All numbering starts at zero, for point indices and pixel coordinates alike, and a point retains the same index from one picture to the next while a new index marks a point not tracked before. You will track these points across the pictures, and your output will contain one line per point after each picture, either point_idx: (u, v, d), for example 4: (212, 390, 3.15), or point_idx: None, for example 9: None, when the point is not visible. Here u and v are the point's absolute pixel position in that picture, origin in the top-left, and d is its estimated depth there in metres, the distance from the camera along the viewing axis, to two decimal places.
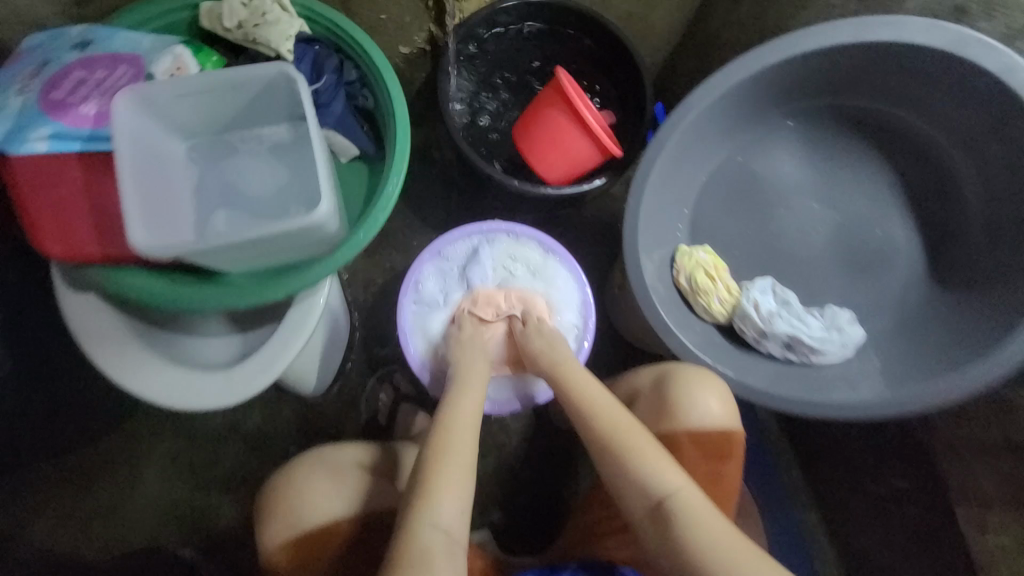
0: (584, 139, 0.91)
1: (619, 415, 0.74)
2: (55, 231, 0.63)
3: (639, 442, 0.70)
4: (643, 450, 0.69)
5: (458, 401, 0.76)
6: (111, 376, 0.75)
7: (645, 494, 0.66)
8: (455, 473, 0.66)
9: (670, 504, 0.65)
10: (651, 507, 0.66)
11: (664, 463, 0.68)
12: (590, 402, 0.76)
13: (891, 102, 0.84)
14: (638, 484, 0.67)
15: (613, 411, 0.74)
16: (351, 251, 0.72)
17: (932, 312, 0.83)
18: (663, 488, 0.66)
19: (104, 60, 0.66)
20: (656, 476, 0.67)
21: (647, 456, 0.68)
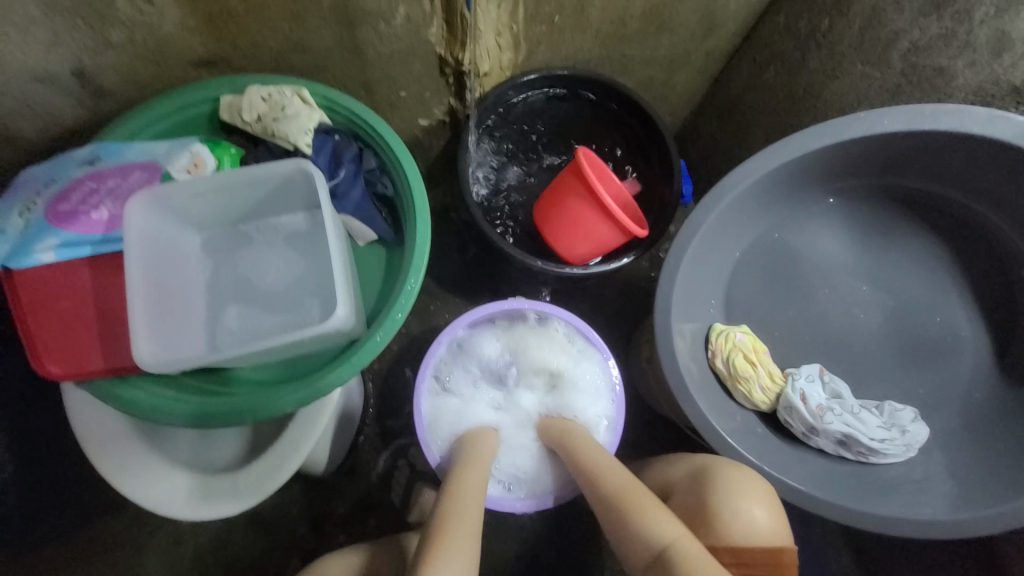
0: (609, 228, 0.87)
1: (625, 474, 0.71)
2: (56, 348, 0.59)
3: (639, 495, 0.68)
4: (642, 501, 0.67)
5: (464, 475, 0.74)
6: (112, 482, 0.70)
7: (648, 543, 0.63)
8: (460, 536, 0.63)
9: (674, 552, 0.61)
10: (655, 555, 0.62)
11: (663, 514, 0.65)
12: (595, 463, 0.74)
13: (944, 184, 0.78)
14: (641, 537, 0.64)
15: (618, 470, 0.72)
16: (368, 354, 0.65)
17: (1000, 406, 0.75)
18: (665, 536, 0.62)
19: (116, 168, 0.64)
20: (656, 525, 0.63)
21: (646, 504, 0.66)
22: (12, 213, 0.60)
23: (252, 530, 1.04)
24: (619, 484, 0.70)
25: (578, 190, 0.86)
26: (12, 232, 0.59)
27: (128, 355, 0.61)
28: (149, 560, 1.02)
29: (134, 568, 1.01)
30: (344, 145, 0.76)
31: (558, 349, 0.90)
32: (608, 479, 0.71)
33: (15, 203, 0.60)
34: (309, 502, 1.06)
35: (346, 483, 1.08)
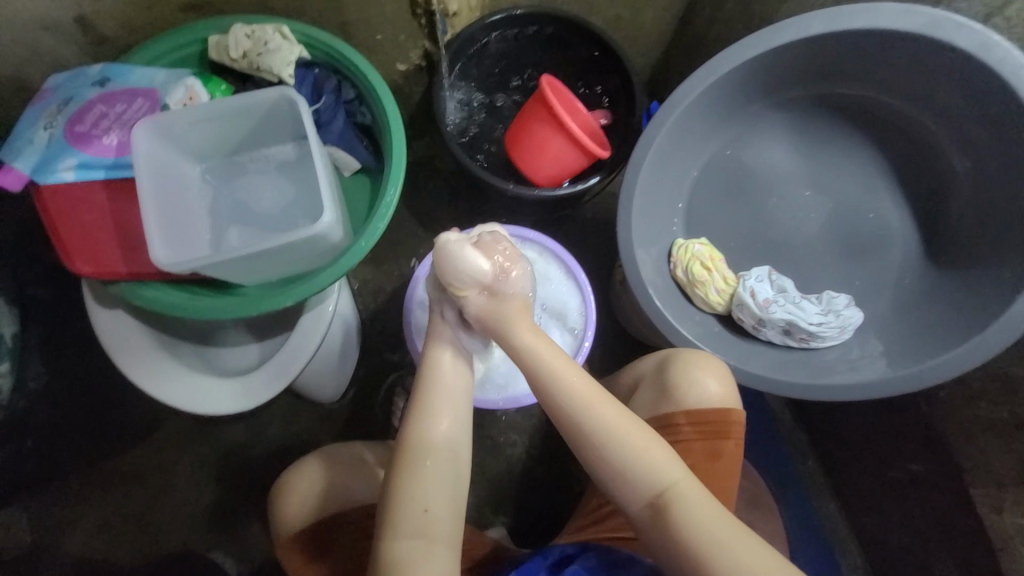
0: (570, 144, 0.94)
1: (606, 406, 0.64)
2: (83, 250, 0.69)
3: (636, 440, 0.63)
4: (644, 446, 0.62)
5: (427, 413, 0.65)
6: (140, 386, 0.80)
7: (643, 491, 0.62)
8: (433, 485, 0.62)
9: (670, 499, 0.61)
10: (647, 501, 0.62)
11: (663, 457, 0.63)
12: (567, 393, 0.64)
13: (875, 88, 0.86)
14: (634, 480, 0.62)
15: (602, 404, 0.64)
16: (353, 257, 0.74)
17: (929, 290, 0.83)
18: (663, 483, 0.61)
19: (122, 94, 0.72)
20: (652, 470, 0.62)
21: (648, 451, 0.62)
22: (38, 128, 0.69)
23: (269, 455, 1.15)
24: (619, 435, 0.63)
25: (547, 117, 0.93)
26: (38, 144, 0.68)
27: (145, 260, 0.70)
28: (180, 480, 1.13)
29: (167, 487, 1.13)
30: (325, 78, 0.84)
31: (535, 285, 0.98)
32: (601, 423, 0.63)
33: (38, 120, 0.69)
34: (319, 429, 1.17)
35: (350, 410, 1.18)
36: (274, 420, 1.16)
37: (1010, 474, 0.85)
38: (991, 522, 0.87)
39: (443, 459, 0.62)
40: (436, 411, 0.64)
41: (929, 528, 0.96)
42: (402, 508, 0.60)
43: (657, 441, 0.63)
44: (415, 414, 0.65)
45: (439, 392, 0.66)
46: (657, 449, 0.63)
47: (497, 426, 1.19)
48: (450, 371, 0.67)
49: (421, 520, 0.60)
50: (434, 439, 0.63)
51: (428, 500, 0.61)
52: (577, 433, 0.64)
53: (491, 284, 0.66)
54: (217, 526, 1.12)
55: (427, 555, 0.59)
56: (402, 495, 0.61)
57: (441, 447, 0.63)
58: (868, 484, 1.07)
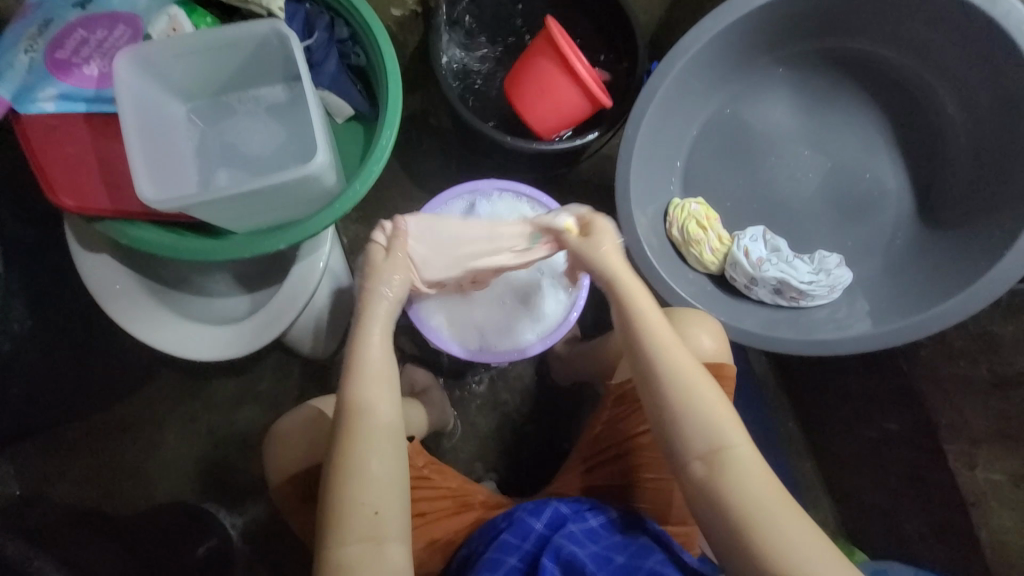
0: (576, 91, 0.92)
1: (684, 356, 0.64)
2: (68, 184, 0.66)
3: (706, 392, 0.62)
4: (712, 401, 0.61)
5: (361, 395, 0.61)
6: (130, 332, 0.79)
7: (700, 440, 0.60)
8: (375, 471, 0.58)
9: (726, 455, 0.59)
10: (704, 453, 0.60)
11: (727, 415, 0.61)
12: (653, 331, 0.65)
13: (881, 44, 0.85)
14: (698, 428, 0.60)
15: (681, 351, 0.64)
16: (348, 201, 0.73)
17: (920, 252, 0.84)
18: (722, 438, 0.60)
19: (103, 19, 0.69)
20: (715, 426, 0.60)
21: (714, 406, 0.61)
22: (18, 51, 0.65)
23: (262, 408, 1.15)
24: (695, 383, 0.62)
25: (554, 61, 0.91)
26: (19, 69, 0.65)
27: (132, 198, 0.67)
28: (174, 434, 1.14)
29: (161, 440, 1.14)
30: (316, 14, 0.80)
31: None
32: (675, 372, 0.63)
33: (17, 44, 0.66)
34: (311, 384, 1.17)
35: (343, 367, 1.18)
36: (267, 374, 1.16)
37: (985, 432, 0.90)
38: (963, 477, 0.91)
39: (384, 450, 0.59)
40: (370, 394, 0.61)
41: (903, 484, 1.00)
42: (347, 508, 0.56)
43: (723, 399, 0.62)
44: (346, 408, 0.60)
45: (372, 368, 0.63)
46: (724, 406, 0.62)
47: (490, 386, 1.21)
48: (380, 345, 0.65)
49: (370, 521, 0.56)
50: (375, 426, 0.60)
51: (373, 500, 0.56)
52: (654, 369, 0.63)
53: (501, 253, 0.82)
54: (212, 476, 1.13)
55: (377, 556, 0.55)
56: (345, 497, 0.56)
57: (379, 436, 0.59)
58: (846, 444, 1.11)
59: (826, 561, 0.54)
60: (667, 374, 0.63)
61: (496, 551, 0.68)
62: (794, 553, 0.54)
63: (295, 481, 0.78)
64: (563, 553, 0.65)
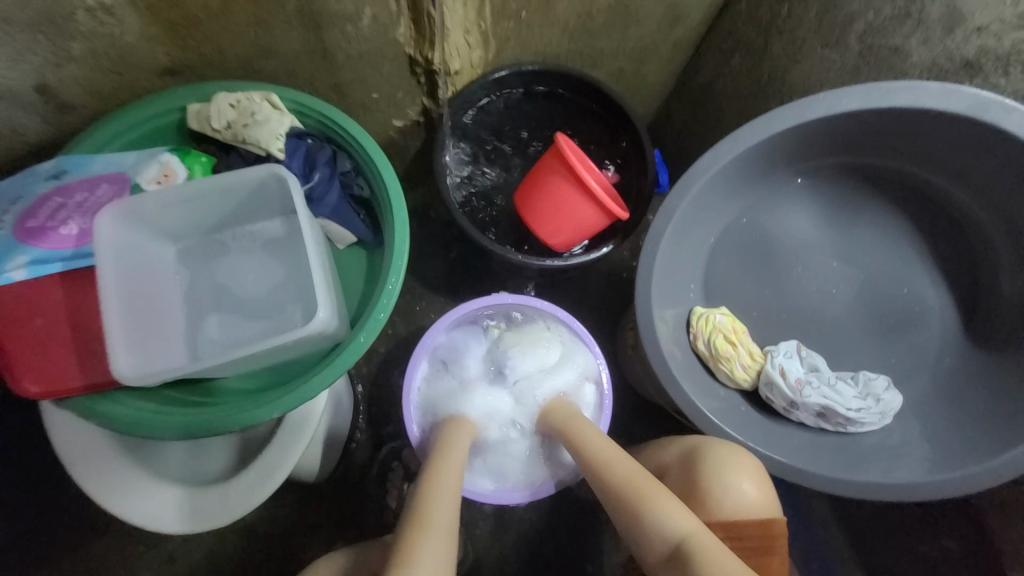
0: (590, 207, 0.89)
1: (628, 464, 0.72)
2: (29, 366, 0.58)
3: (646, 487, 0.68)
4: (663, 497, 0.66)
5: (439, 472, 0.72)
6: (100, 501, 0.69)
7: (663, 538, 0.64)
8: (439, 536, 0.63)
9: (688, 548, 0.62)
10: (667, 553, 0.64)
11: (676, 507, 0.65)
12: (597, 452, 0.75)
13: (907, 161, 0.81)
14: (651, 530, 0.65)
15: (622, 460, 0.72)
16: (350, 357, 0.65)
17: (973, 373, 0.78)
18: (680, 531, 0.63)
19: (82, 184, 0.63)
20: (670, 521, 0.64)
21: (661, 499, 0.66)
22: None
23: (250, 543, 1.03)
24: (636, 480, 0.69)
25: (564, 177, 0.88)
26: None
27: (105, 370, 0.60)
28: None
29: None
30: (318, 147, 0.76)
31: (549, 357, 0.90)
32: (616, 472, 0.71)
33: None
34: (305, 510, 1.05)
35: (342, 489, 1.07)
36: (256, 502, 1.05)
37: None
38: None
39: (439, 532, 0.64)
40: (447, 468, 0.73)
41: None
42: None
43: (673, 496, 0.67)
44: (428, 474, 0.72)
45: (453, 452, 0.76)
46: (674, 501, 0.66)
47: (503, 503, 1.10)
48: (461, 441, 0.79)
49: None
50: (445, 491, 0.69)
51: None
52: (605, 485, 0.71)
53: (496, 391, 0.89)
54: None
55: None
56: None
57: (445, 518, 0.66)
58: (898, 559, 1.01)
59: None
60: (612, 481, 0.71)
61: None
62: None
63: None
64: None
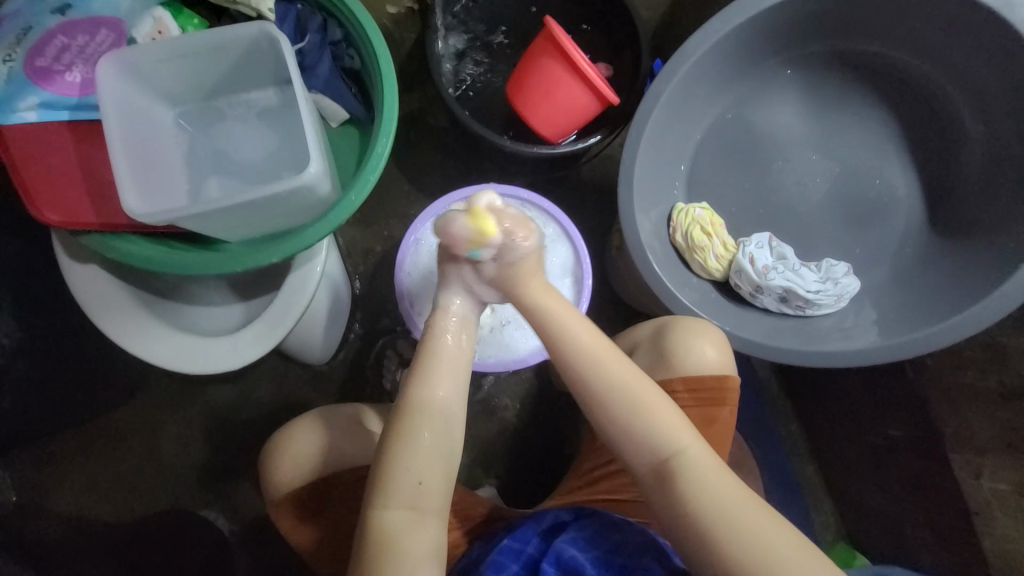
0: (584, 90, 0.89)
1: (632, 379, 0.64)
2: (50, 197, 0.64)
3: (649, 399, 0.64)
4: (663, 413, 0.63)
5: (422, 386, 0.62)
6: (119, 343, 0.77)
7: (651, 455, 0.63)
8: (434, 460, 0.60)
9: (680, 460, 0.61)
10: (656, 464, 0.62)
11: (673, 420, 0.63)
12: (598, 364, 0.64)
13: (896, 46, 0.83)
14: (646, 443, 0.63)
15: (629, 375, 0.65)
16: (343, 212, 0.71)
17: (932, 263, 0.82)
18: (672, 447, 0.62)
19: (84, 24, 0.66)
20: (667, 435, 0.63)
21: (664, 414, 0.63)
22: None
23: (260, 416, 1.13)
24: (636, 400, 0.63)
25: (556, 59, 0.88)
26: None
27: (118, 211, 0.65)
28: (170, 440, 1.12)
29: (154, 447, 1.12)
30: (308, 15, 0.77)
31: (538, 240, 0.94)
32: (614, 381, 0.64)
33: None
34: (308, 390, 1.15)
35: (342, 373, 1.16)
36: (264, 381, 1.14)
37: (993, 442, 0.89)
38: (967, 487, 0.90)
39: (435, 441, 0.61)
40: (434, 380, 0.63)
41: (904, 492, 1.00)
42: (393, 472, 0.58)
43: (673, 410, 0.64)
44: (410, 386, 0.63)
45: (436, 360, 0.64)
46: (672, 413, 0.64)
47: (491, 391, 1.19)
48: (450, 347, 0.66)
49: (414, 489, 0.58)
50: (430, 407, 0.61)
51: (420, 482, 0.59)
52: (601, 404, 0.64)
53: (500, 251, 0.65)
54: (208, 484, 1.12)
55: (420, 534, 0.57)
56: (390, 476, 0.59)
57: (436, 427, 0.61)
58: (847, 450, 1.11)
59: (797, 547, 0.57)
60: (616, 399, 0.64)
61: (499, 554, 0.69)
62: (764, 544, 0.56)
63: (299, 491, 0.76)
64: (565, 556, 0.68)
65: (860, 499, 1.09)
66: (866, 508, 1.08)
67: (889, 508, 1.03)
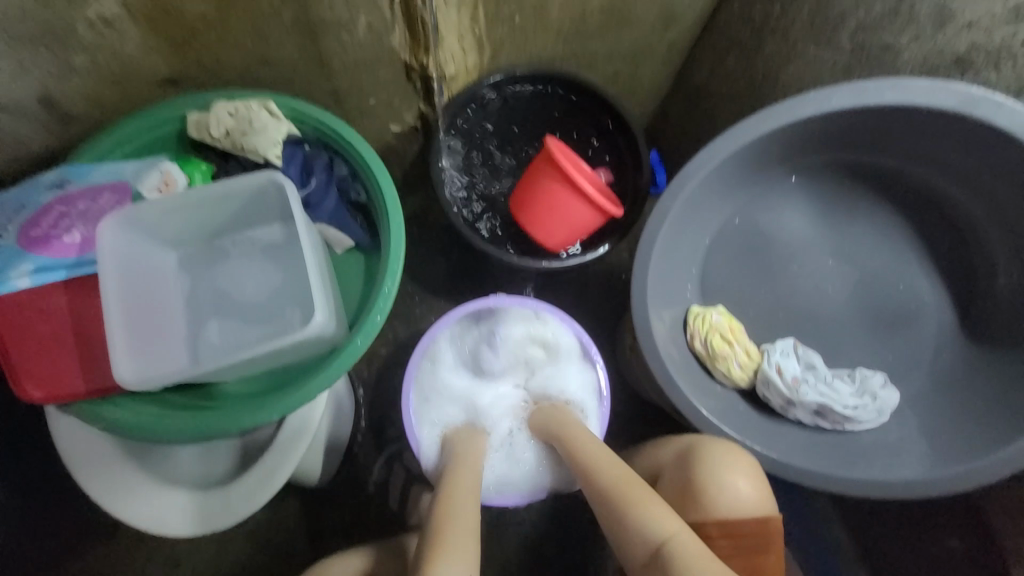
0: (587, 208, 0.89)
1: (619, 469, 0.71)
2: (37, 369, 0.60)
3: (631, 490, 0.68)
4: (646, 501, 0.66)
5: (453, 485, 0.73)
6: (103, 506, 0.70)
7: (641, 546, 0.64)
8: (462, 542, 0.63)
9: (668, 551, 0.61)
10: (648, 557, 0.63)
11: (658, 508, 0.65)
12: (593, 459, 0.74)
13: (902, 160, 0.82)
14: (631, 533, 0.65)
15: (615, 467, 0.72)
16: (349, 356, 0.67)
17: (971, 369, 0.78)
18: (660, 535, 0.63)
19: (85, 193, 0.65)
20: (652, 524, 0.64)
21: (649, 503, 0.65)
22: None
23: (253, 548, 1.03)
24: (615, 483, 0.69)
25: (556, 178, 0.88)
26: None
27: (108, 375, 0.62)
28: None
29: None
30: (314, 154, 0.78)
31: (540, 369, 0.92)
32: (602, 474, 0.71)
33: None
34: (308, 513, 1.06)
35: (345, 492, 1.08)
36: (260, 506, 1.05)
37: None
38: None
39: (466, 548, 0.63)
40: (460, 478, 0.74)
41: None
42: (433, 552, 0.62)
43: (658, 499, 0.66)
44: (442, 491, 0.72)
45: (459, 468, 0.77)
46: (656, 502, 0.66)
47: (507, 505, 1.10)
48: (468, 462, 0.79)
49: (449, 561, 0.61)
50: (461, 499, 0.70)
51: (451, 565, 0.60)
52: (598, 494, 0.70)
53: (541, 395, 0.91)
54: None
55: None
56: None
57: (468, 515, 0.68)
58: None
59: None
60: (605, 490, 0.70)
61: None
62: None
63: None
64: None
65: None
66: None
67: None
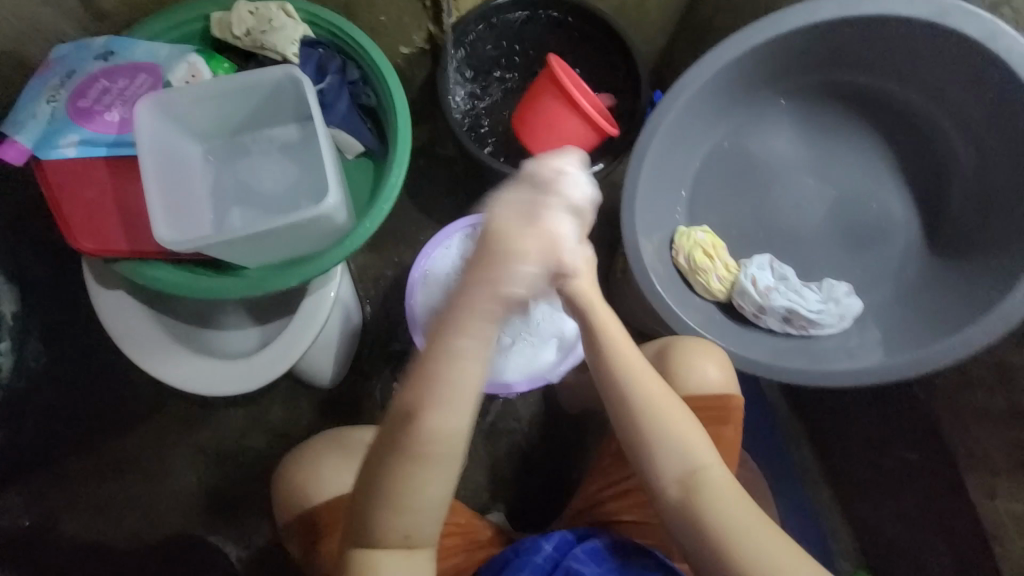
0: (580, 124, 0.94)
1: (667, 401, 0.64)
2: (87, 227, 0.69)
3: (678, 425, 0.64)
4: (687, 433, 0.64)
5: (432, 399, 0.51)
6: (141, 366, 0.80)
7: (676, 472, 0.63)
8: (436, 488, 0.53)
9: (701, 477, 0.63)
10: (680, 478, 0.63)
11: (696, 439, 0.64)
12: (642, 387, 0.64)
13: (880, 76, 0.88)
14: (671, 461, 0.63)
15: (665, 399, 0.64)
16: (358, 238, 0.74)
17: (931, 283, 0.84)
18: (697, 463, 0.63)
19: (127, 69, 0.72)
20: (692, 453, 0.63)
21: (689, 436, 0.64)
22: (41, 101, 0.69)
23: (270, 439, 1.14)
24: (667, 418, 0.64)
25: (555, 94, 0.93)
26: (41, 117, 0.68)
27: (149, 239, 0.70)
28: (180, 465, 1.13)
29: (164, 471, 1.13)
30: (329, 57, 0.83)
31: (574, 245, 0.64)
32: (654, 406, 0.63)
33: (42, 94, 0.69)
34: (319, 412, 1.16)
35: (353, 396, 1.18)
36: (276, 404, 1.16)
37: (1007, 463, 0.85)
38: (982, 508, 0.89)
39: (440, 503, 0.55)
40: (438, 395, 0.50)
41: (921, 517, 0.98)
42: (401, 498, 0.53)
43: (694, 428, 0.65)
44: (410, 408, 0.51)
45: (447, 366, 0.50)
46: (694, 433, 0.64)
47: (500, 413, 1.20)
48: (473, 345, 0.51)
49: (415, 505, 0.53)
50: (442, 432, 0.51)
51: (420, 501, 0.53)
52: (640, 424, 0.63)
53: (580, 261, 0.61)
54: (217, 509, 1.12)
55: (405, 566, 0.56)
56: (396, 511, 0.54)
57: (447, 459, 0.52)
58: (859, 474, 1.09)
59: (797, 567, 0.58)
60: (647, 422, 0.63)
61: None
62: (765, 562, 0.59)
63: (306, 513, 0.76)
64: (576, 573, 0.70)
65: (878, 531, 1.06)
66: (883, 538, 1.05)
67: (904, 534, 1.01)
